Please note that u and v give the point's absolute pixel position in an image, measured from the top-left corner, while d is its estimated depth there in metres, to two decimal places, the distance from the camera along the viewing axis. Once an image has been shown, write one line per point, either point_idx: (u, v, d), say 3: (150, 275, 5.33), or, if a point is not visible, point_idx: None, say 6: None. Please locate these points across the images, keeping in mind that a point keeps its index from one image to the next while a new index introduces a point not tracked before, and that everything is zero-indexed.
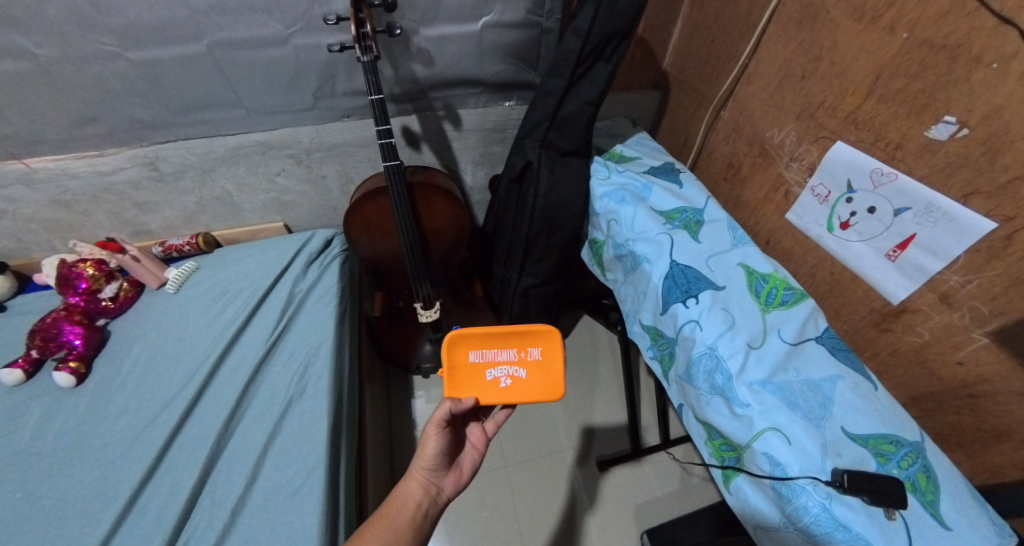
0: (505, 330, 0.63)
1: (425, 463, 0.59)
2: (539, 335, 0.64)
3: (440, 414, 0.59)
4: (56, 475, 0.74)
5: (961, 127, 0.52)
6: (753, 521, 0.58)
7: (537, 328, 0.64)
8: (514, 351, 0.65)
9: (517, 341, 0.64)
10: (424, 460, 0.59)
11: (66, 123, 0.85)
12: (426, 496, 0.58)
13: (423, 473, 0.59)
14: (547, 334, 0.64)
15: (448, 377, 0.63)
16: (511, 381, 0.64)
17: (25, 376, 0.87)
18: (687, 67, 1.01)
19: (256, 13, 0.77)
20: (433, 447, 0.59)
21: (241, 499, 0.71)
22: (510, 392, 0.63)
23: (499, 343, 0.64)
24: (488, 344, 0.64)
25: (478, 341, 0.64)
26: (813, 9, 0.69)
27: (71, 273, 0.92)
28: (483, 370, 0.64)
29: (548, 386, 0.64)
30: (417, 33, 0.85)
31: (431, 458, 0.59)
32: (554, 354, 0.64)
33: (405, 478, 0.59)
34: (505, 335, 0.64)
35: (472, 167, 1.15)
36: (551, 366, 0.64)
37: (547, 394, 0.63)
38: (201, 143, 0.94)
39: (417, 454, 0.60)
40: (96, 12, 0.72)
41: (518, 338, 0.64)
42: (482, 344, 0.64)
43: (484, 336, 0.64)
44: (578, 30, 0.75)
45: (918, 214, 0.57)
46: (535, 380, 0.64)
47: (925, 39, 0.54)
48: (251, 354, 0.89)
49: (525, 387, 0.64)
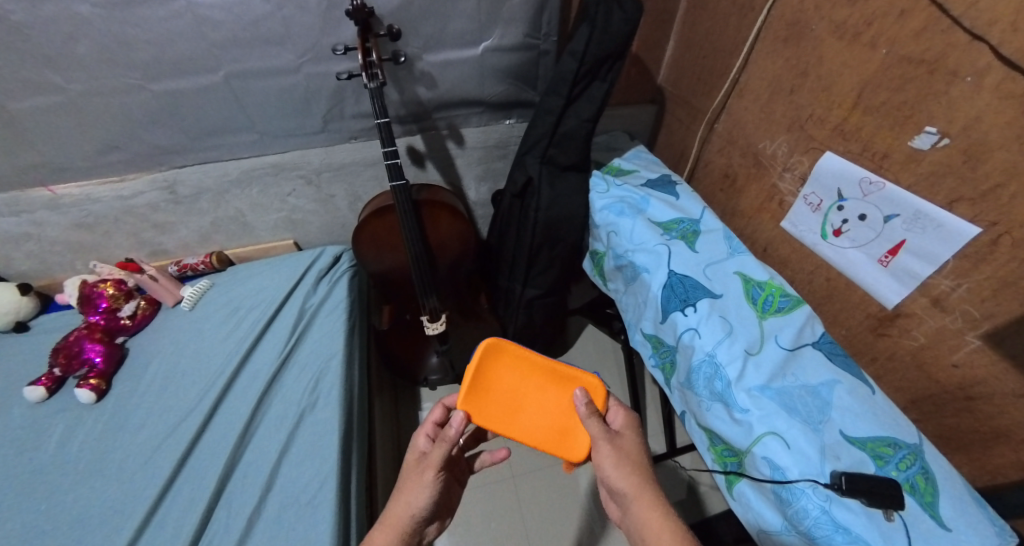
0: (540, 366, 0.66)
1: (430, 478, 0.57)
2: (494, 358, 0.66)
3: (450, 430, 0.59)
4: (80, 487, 0.77)
5: (942, 137, 0.54)
6: (756, 526, 0.59)
7: (491, 350, 0.66)
8: (519, 382, 0.66)
9: (552, 374, 0.66)
10: (411, 506, 0.57)
11: (90, 151, 0.89)
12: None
13: (406, 520, 0.57)
14: (487, 357, 0.66)
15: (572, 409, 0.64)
16: (518, 402, 0.65)
17: (48, 393, 0.90)
18: (681, 82, 1.04)
19: (269, 46, 0.82)
20: (420, 497, 0.57)
21: (256, 510, 0.73)
22: (513, 413, 0.64)
23: (534, 375, 0.66)
24: (538, 375, 0.66)
25: (545, 377, 0.66)
26: (798, 27, 0.72)
27: (92, 293, 0.96)
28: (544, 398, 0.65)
29: (489, 411, 0.64)
30: (420, 58, 0.89)
31: (418, 509, 0.57)
32: (488, 381, 0.65)
33: (380, 524, 0.57)
34: (538, 364, 0.66)
35: (476, 183, 1.19)
36: (489, 400, 0.64)
37: (492, 413, 0.64)
38: (217, 166, 0.98)
39: (404, 494, 0.58)
40: (123, 48, 0.77)
41: (526, 373, 0.66)
42: (543, 376, 0.66)
43: (535, 362, 0.66)
44: (573, 51, 0.79)
45: (907, 220, 0.59)
46: (498, 407, 0.64)
47: (904, 54, 0.57)
48: (265, 368, 0.92)
49: (544, 410, 0.65)
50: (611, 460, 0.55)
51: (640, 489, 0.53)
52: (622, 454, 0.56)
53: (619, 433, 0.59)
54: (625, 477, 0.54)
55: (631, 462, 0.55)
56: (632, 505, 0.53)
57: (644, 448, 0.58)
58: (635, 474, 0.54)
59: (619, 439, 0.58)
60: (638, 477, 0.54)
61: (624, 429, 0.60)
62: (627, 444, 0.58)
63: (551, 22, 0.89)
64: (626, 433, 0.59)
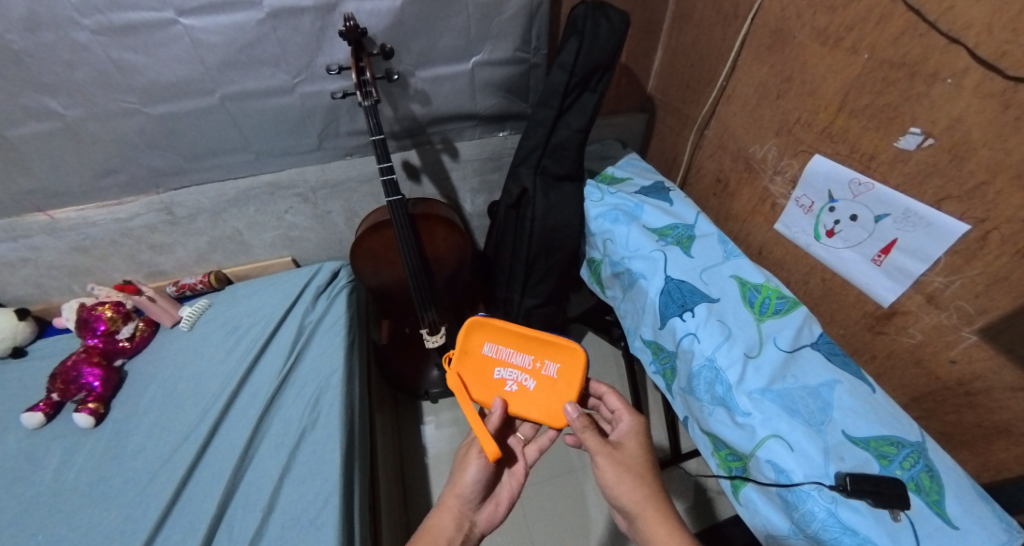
0: (526, 333, 0.65)
1: (468, 481, 0.59)
2: (478, 333, 0.67)
3: (492, 416, 0.64)
4: (78, 513, 0.76)
5: (926, 137, 0.55)
6: (763, 530, 0.59)
7: (473, 322, 0.67)
8: (530, 359, 0.66)
9: (540, 345, 0.66)
10: (458, 490, 0.59)
11: (87, 175, 0.90)
12: (456, 531, 0.57)
13: (457, 501, 0.59)
14: (473, 332, 0.67)
15: (563, 392, 0.65)
16: (518, 387, 0.66)
17: (45, 418, 0.89)
18: (669, 90, 1.06)
19: (264, 67, 0.83)
20: (475, 478, 0.59)
21: (258, 532, 0.71)
22: (513, 396, 0.66)
23: (520, 346, 0.66)
24: (519, 347, 0.67)
25: (535, 347, 0.66)
26: (781, 35, 0.73)
27: (91, 316, 0.95)
28: (537, 375, 0.66)
29: (480, 392, 0.67)
30: (413, 75, 0.91)
31: (467, 490, 0.59)
32: (473, 352, 0.68)
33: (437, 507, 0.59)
34: (520, 335, 0.66)
35: (471, 195, 1.19)
36: (480, 377, 0.68)
37: (480, 391, 0.67)
38: (214, 186, 0.99)
39: (451, 481, 0.60)
40: (120, 73, 0.78)
41: (533, 345, 0.66)
42: (535, 350, 0.66)
43: (512, 334, 0.66)
44: (563, 64, 0.81)
45: (897, 219, 0.59)
46: (493, 390, 0.67)
47: (884, 58, 0.58)
48: (265, 386, 0.91)
49: (539, 393, 0.66)
50: (614, 475, 0.54)
51: (643, 502, 0.52)
52: (625, 465, 0.55)
53: (619, 443, 0.58)
54: (628, 492, 0.53)
55: (634, 473, 0.54)
56: (637, 519, 0.52)
57: (647, 457, 0.57)
58: (640, 489, 0.53)
59: (619, 448, 0.57)
60: (642, 491, 0.53)
61: (626, 438, 0.58)
62: (626, 456, 0.56)
63: (540, 36, 0.91)
64: (626, 442, 0.58)
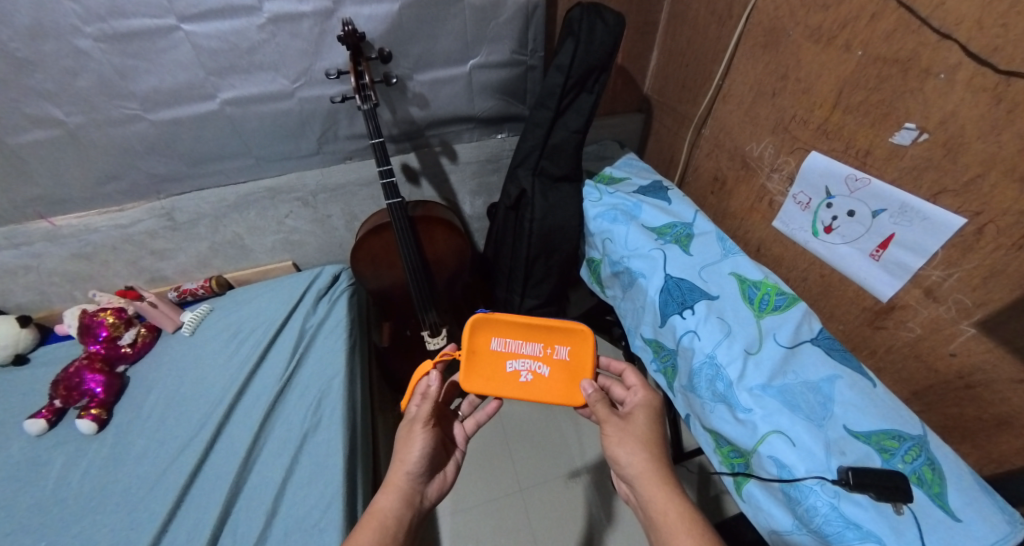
0: (532, 323, 0.65)
1: (413, 457, 0.57)
2: (484, 330, 0.66)
3: (430, 388, 0.61)
4: (82, 518, 0.76)
5: (921, 132, 0.56)
6: (766, 526, 0.59)
7: (477, 320, 0.65)
8: (541, 347, 0.66)
9: (548, 333, 0.65)
10: (407, 463, 0.57)
11: (89, 182, 0.91)
12: (406, 506, 0.55)
13: (405, 478, 0.57)
14: (477, 330, 0.66)
15: (577, 373, 0.65)
16: (532, 377, 0.66)
17: (48, 425, 0.90)
18: (666, 90, 1.07)
19: (264, 72, 0.84)
20: (420, 453, 0.57)
21: (262, 534, 0.72)
22: (530, 387, 0.65)
23: (527, 337, 0.66)
24: (526, 337, 0.66)
25: (543, 333, 0.65)
26: (775, 33, 0.74)
27: (92, 321, 0.96)
28: (549, 360, 0.66)
29: (495, 388, 0.66)
30: (411, 78, 0.91)
31: (414, 465, 0.57)
32: (482, 348, 0.66)
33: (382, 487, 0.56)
34: (527, 326, 0.65)
35: (471, 197, 1.20)
36: (492, 372, 0.66)
37: (496, 387, 0.66)
38: (214, 192, 1.00)
39: (398, 457, 0.58)
40: (122, 80, 0.79)
41: (541, 333, 0.66)
42: (542, 336, 0.66)
43: (517, 326, 0.65)
44: (559, 66, 0.81)
45: (894, 214, 0.60)
46: (509, 382, 0.66)
47: (878, 55, 0.59)
48: (268, 389, 0.91)
49: (555, 378, 0.65)
50: (617, 440, 0.55)
51: (646, 467, 0.52)
52: (630, 433, 0.55)
53: (628, 415, 0.57)
54: (630, 460, 0.53)
55: (638, 439, 0.54)
56: (638, 483, 0.53)
57: (655, 429, 0.56)
58: (643, 454, 0.53)
59: (628, 420, 0.57)
60: (645, 456, 0.53)
61: (637, 410, 0.58)
62: (634, 426, 0.56)
63: (537, 38, 0.92)
64: (636, 413, 0.57)
